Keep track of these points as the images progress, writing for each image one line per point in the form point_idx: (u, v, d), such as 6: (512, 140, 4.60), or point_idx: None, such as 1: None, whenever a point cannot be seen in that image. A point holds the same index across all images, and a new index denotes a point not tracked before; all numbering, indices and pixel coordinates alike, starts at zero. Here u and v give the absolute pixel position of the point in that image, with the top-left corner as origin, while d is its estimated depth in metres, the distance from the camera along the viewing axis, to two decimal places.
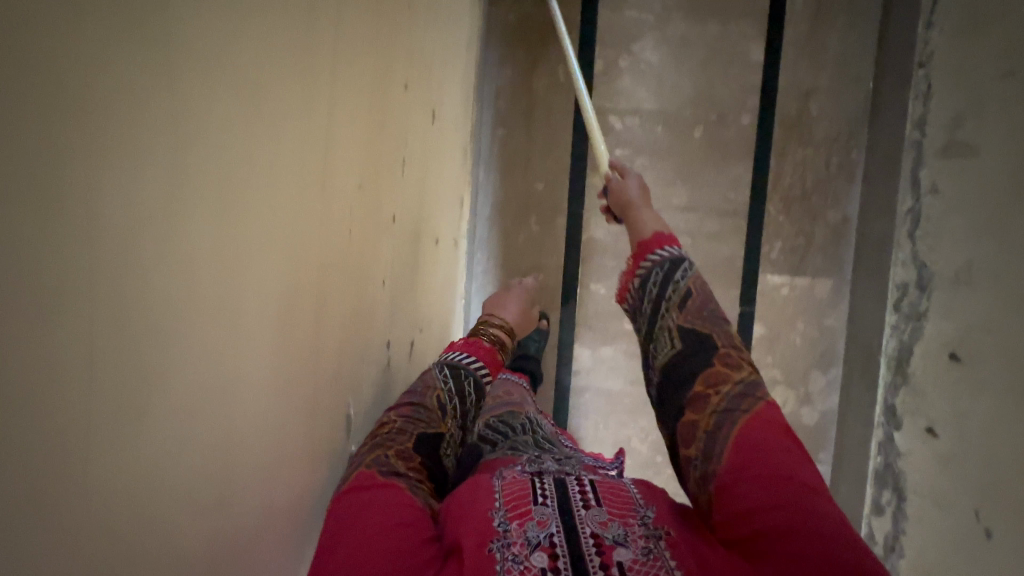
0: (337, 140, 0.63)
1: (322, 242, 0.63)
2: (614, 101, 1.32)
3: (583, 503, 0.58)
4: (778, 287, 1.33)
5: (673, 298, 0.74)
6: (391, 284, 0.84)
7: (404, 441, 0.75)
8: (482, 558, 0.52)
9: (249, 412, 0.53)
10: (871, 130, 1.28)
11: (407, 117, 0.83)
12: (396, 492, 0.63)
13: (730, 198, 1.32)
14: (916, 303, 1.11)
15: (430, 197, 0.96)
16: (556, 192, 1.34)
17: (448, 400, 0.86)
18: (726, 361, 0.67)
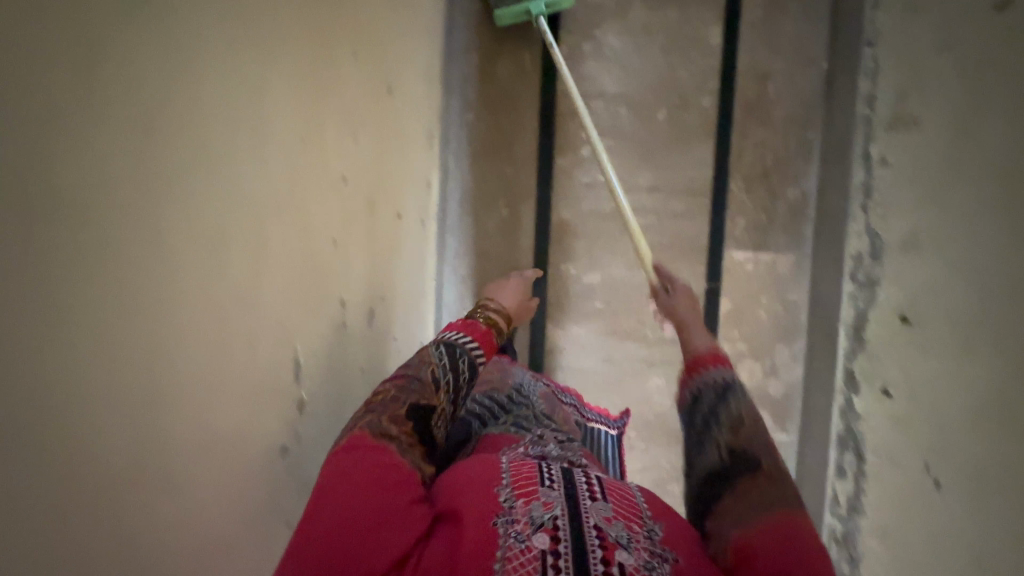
0: (300, 129, 0.70)
1: (260, 209, 0.65)
2: (579, 86, 1.35)
3: (590, 495, 0.63)
4: (742, 263, 1.37)
5: (727, 423, 0.67)
6: (345, 252, 0.85)
7: (396, 407, 0.71)
8: (485, 530, 0.56)
9: (188, 375, 0.56)
10: (827, 108, 1.32)
11: (356, 90, 0.83)
12: (388, 456, 0.63)
13: (693, 178, 1.36)
14: (871, 271, 1.15)
15: (392, 177, 0.99)
16: (523, 175, 1.36)
17: (443, 374, 0.80)
18: (771, 479, 0.61)
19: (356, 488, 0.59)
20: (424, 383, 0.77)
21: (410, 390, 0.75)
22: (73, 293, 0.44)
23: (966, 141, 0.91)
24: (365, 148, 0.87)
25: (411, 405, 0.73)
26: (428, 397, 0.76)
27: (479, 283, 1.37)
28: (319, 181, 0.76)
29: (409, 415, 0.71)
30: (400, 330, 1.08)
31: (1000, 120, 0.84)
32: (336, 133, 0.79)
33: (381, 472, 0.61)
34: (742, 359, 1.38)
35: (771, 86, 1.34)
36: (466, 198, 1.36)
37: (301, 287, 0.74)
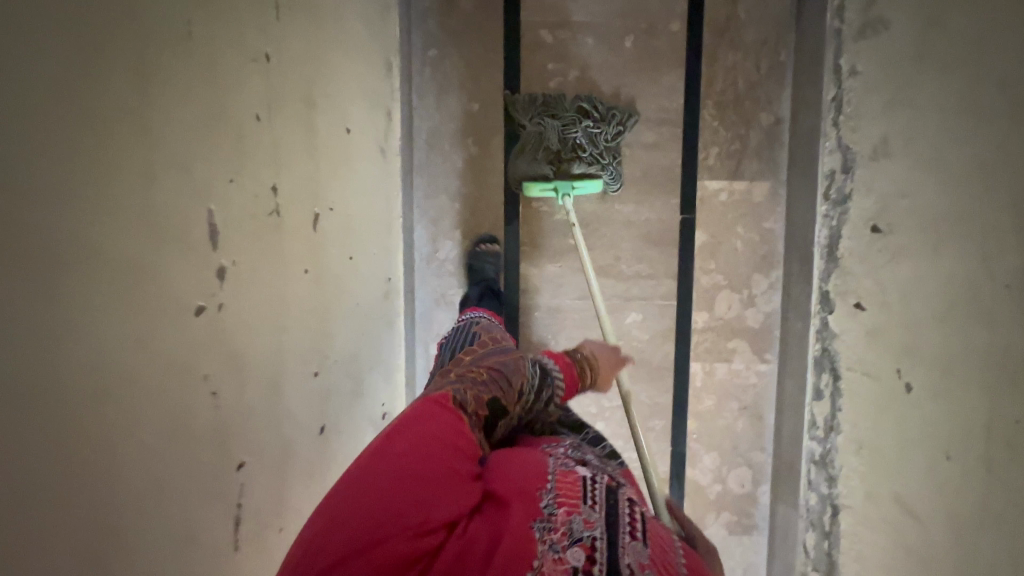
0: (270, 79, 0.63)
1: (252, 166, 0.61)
2: (544, 16, 1.31)
3: (631, 532, 0.59)
4: (717, 193, 1.35)
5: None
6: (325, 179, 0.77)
7: (483, 391, 0.74)
8: (524, 532, 0.57)
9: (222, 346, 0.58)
10: (797, 28, 1.28)
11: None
12: (460, 423, 0.67)
13: (665, 107, 1.33)
14: (842, 187, 1.08)
15: (357, 92, 0.90)
16: (491, 112, 1.33)
17: (528, 393, 0.79)
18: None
19: (421, 445, 0.62)
20: (511, 388, 0.77)
21: (499, 386, 0.76)
22: (131, 304, 0.47)
23: (948, 33, 0.90)
24: (330, 51, 0.77)
25: (492, 398, 0.75)
26: (507, 401, 0.76)
27: (451, 224, 1.35)
28: (244, 110, 0.59)
29: (489, 403, 0.73)
30: (374, 254, 1.01)
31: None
32: (251, 35, 0.60)
33: (447, 438, 0.64)
34: (720, 291, 1.36)
35: (741, 9, 1.31)
36: (432, 137, 1.33)
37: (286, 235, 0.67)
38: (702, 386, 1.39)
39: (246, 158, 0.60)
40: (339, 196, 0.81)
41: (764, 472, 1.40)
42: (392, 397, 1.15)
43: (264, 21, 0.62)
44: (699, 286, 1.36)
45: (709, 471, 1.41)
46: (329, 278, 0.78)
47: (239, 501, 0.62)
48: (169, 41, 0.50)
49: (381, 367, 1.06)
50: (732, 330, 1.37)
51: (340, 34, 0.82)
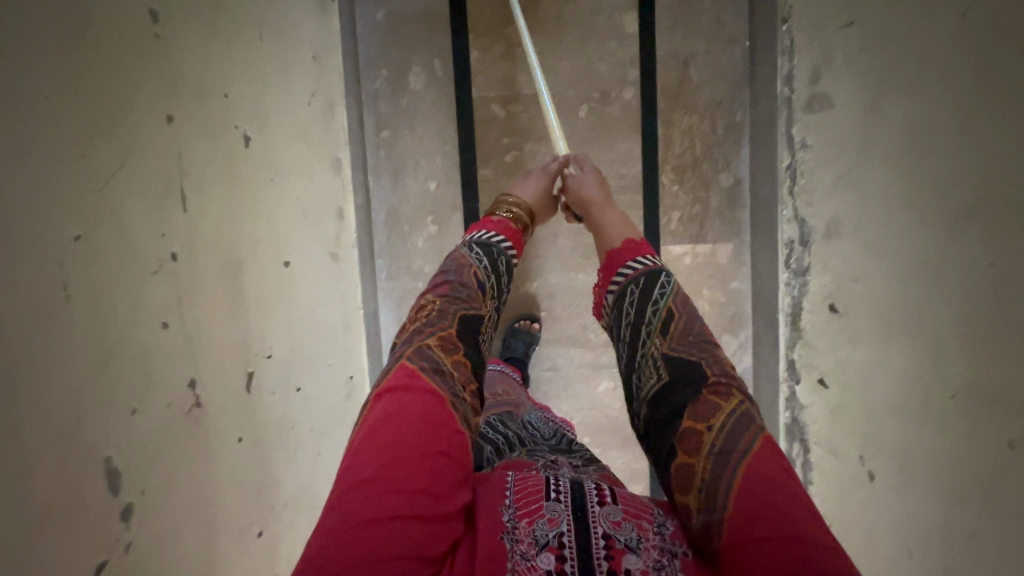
0: (186, 268, 0.60)
1: (175, 369, 0.57)
2: (496, 90, 1.30)
3: (598, 501, 0.63)
4: (680, 257, 1.34)
5: (655, 321, 0.76)
6: (261, 332, 0.74)
7: (445, 324, 0.77)
8: (494, 543, 0.59)
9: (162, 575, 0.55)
10: (752, 89, 1.26)
11: (253, 158, 0.75)
12: (438, 410, 0.64)
13: (623, 174, 1.32)
14: (801, 258, 1.08)
15: (295, 217, 0.88)
16: (449, 188, 1.32)
17: (484, 279, 0.88)
18: (716, 391, 0.66)
19: (396, 443, 0.60)
20: (467, 291, 0.84)
21: (456, 300, 0.81)
22: None
23: (887, 124, 0.88)
24: (258, 196, 0.75)
25: (459, 321, 0.79)
26: (475, 304, 0.83)
27: (415, 303, 1.34)
28: (148, 325, 0.54)
29: (458, 337, 0.76)
30: (327, 373, 0.99)
31: (940, 89, 0.81)
32: (148, 244, 0.55)
33: (418, 429, 0.62)
34: None
35: (694, 71, 1.29)
36: (392, 218, 1.32)
37: (227, 410, 0.65)
38: None
39: (153, 378, 0.55)
40: (278, 335, 0.79)
41: None
42: None
43: (165, 221, 0.57)
44: None
45: None
46: (275, 424, 0.76)
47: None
48: (54, 302, 0.46)
49: None
50: None
51: (273, 170, 0.81)
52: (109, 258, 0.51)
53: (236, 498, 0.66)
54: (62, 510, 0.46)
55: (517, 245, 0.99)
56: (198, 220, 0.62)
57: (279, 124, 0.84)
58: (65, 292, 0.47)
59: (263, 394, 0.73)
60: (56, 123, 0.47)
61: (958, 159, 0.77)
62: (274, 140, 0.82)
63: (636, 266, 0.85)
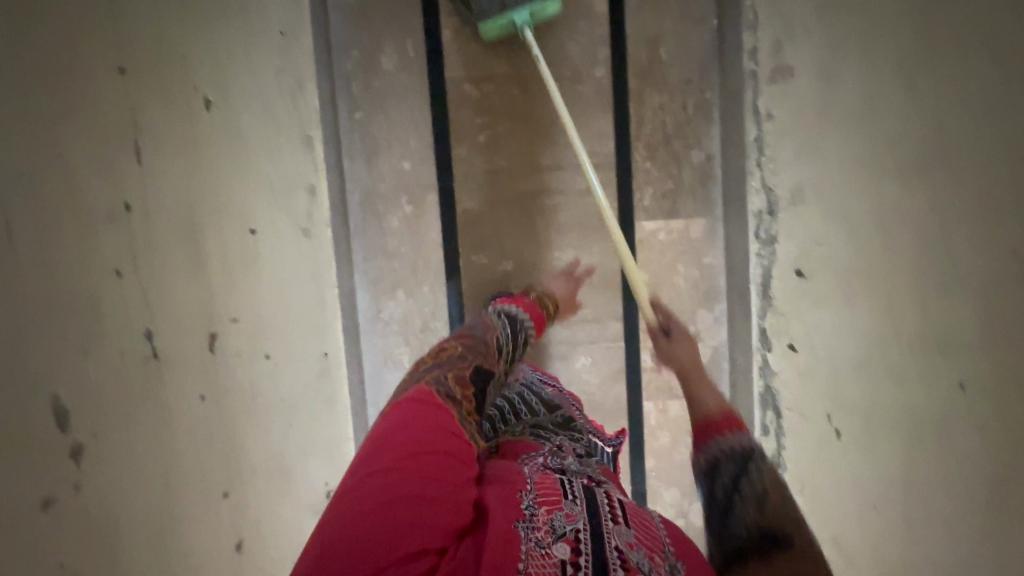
0: (139, 213, 0.58)
1: (130, 316, 0.55)
2: (467, 70, 1.31)
3: (612, 518, 0.64)
4: (654, 232, 1.36)
5: (750, 496, 0.62)
6: (222, 293, 0.73)
7: (463, 368, 0.76)
8: (509, 531, 0.58)
9: (125, 515, 0.53)
10: (720, 65, 1.28)
11: (209, 117, 0.74)
12: (450, 420, 0.66)
13: (596, 151, 1.34)
14: (769, 228, 1.11)
15: (261, 187, 0.88)
16: (423, 168, 1.32)
17: (504, 344, 0.89)
18: (800, 557, 0.57)
19: (409, 448, 0.61)
20: (486, 348, 0.84)
21: (475, 354, 0.81)
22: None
23: (838, 87, 0.90)
24: (218, 160, 0.75)
25: (474, 368, 0.78)
26: (490, 361, 0.82)
27: (392, 283, 1.34)
28: (98, 269, 0.52)
29: (473, 378, 0.76)
30: (301, 346, 1.00)
31: (889, 46, 0.82)
32: (102, 189, 0.54)
33: (433, 438, 0.62)
34: None
35: (663, 50, 1.31)
36: (367, 200, 1.33)
37: (183, 364, 0.63)
38: (657, 424, 1.39)
39: (103, 322, 0.52)
40: (243, 300, 0.79)
41: None
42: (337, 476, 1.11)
43: (111, 162, 0.55)
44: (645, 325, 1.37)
45: (671, 506, 1.41)
46: (238, 388, 0.75)
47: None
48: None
49: (319, 448, 1.05)
50: None
51: (234, 136, 0.80)
52: (54, 191, 0.48)
53: (195, 454, 0.65)
54: (12, 441, 0.42)
55: (538, 326, 1.03)
56: (152, 173, 0.61)
57: (242, 93, 0.84)
58: (8, 216, 0.43)
59: (222, 356, 0.72)
60: (12, 53, 0.46)
61: (905, 114, 0.78)
62: (237, 108, 0.82)
63: (735, 436, 0.68)
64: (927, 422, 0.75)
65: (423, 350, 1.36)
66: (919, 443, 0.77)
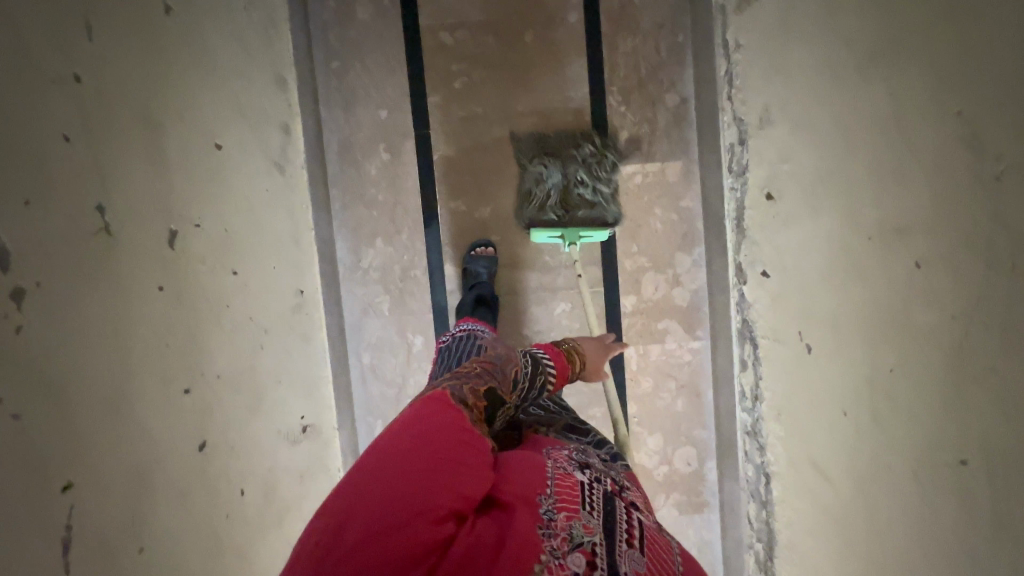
0: (91, 94, 0.59)
1: (80, 188, 0.56)
2: (442, 18, 1.32)
3: (628, 540, 0.61)
4: (631, 177, 1.36)
5: None
6: (184, 198, 0.74)
7: (478, 382, 0.73)
8: (528, 539, 0.56)
9: (75, 372, 0.54)
10: (691, 8, 1.30)
11: (170, 26, 0.75)
12: (462, 419, 0.64)
13: (571, 97, 1.35)
14: (740, 157, 1.11)
15: (229, 110, 0.89)
16: (400, 116, 1.34)
17: (523, 379, 0.79)
18: None
19: (434, 436, 0.60)
20: (504, 379, 0.76)
21: (491, 377, 0.75)
22: None
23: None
24: (181, 71, 0.76)
25: (487, 389, 0.73)
26: (501, 392, 0.75)
27: (371, 232, 1.35)
28: (47, 133, 0.53)
29: (486, 394, 0.72)
30: (274, 275, 1.00)
31: None
32: (52, 56, 0.55)
33: (459, 433, 0.61)
34: (645, 273, 1.37)
35: None
36: (344, 148, 1.33)
37: (140, 253, 0.64)
38: (638, 369, 1.39)
39: (49, 185, 0.53)
40: (208, 210, 0.80)
41: (708, 449, 1.39)
42: (314, 413, 1.12)
43: (66, 40, 0.57)
44: (623, 270, 1.37)
45: (655, 453, 1.41)
46: (203, 293, 0.76)
47: (69, 523, 0.53)
48: None
49: (295, 381, 1.05)
50: (662, 310, 1.38)
51: (198, 51, 0.82)
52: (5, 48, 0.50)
53: (155, 341, 0.66)
54: None
55: (560, 379, 0.85)
56: (106, 58, 0.62)
57: (206, 13, 0.86)
58: None
59: (185, 259, 0.73)
60: None
61: (854, 12, 0.79)
62: (202, 26, 0.84)
63: None
64: (886, 311, 0.76)
65: (403, 299, 1.36)
66: (878, 336, 0.77)
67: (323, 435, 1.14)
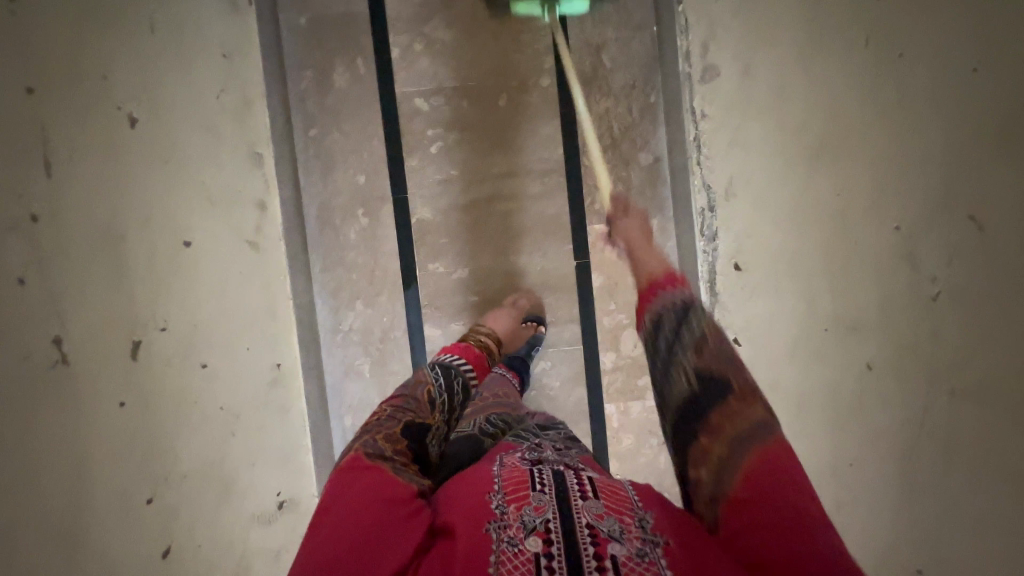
0: (47, 232, 0.62)
1: (33, 326, 0.59)
2: (416, 85, 1.35)
3: (581, 494, 0.62)
4: (607, 235, 1.37)
5: (690, 343, 0.70)
6: (151, 302, 0.76)
7: (392, 426, 0.79)
8: (478, 535, 0.57)
9: (34, 506, 0.58)
10: (662, 71, 1.32)
11: (138, 139, 0.78)
12: (380, 474, 0.65)
13: (546, 157, 1.36)
14: (710, 224, 1.06)
15: (198, 201, 0.91)
16: (378, 181, 1.36)
17: (438, 395, 0.94)
18: (740, 397, 0.64)
19: (349, 512, 0.61)
20: (418, 405, 0.88)
21: (405, 411, 0.85)
22: None
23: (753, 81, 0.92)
24: (150, 179, 0.80)
25: (404, 424, 0.81)
26: (422, 415, 0.86)
27: (351, 295, 1.36)
28: (6, 277, 0.57)
29: (402, 434, 0.78)
30: (248, 359, 1.01)
31: (787, 43, 0.85)
32: (10, 203, 0.58)
33: (369, 493, 0.63)
34: (624, 330, 1.37)
35: (606, 56, 1.35)
36: (323, 213, 1.35)
37: (95, 378, 0.66)
38: (620, 426, 1.39)
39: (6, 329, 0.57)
40: (176, 309, 0.81)
41: None
42: (291, 484, 1.11)
43: (27, 183, 0.60)
44: (602, 327, 1.38)
45: None
46: (168, 394, 0.78)
47: None
48: None
49: (270, 458, 1.05)
50: (640, 366, 1.38)
51: (168, 155, 0.84)
52: None
53: (115, 457, 0.68)
54: None
55: (476, 366, 1.11)
56: (66, 190, 0.65)
57: (174, 111, 0.87)
58: None
59: (150, 369, 0.75)
60: None
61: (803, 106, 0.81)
62: (172, 126, 0.86)
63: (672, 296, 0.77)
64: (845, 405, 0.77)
65: (383, 359, 1.37)
66: (863, 436, 0.75)
67: (302, 507, 1.13)
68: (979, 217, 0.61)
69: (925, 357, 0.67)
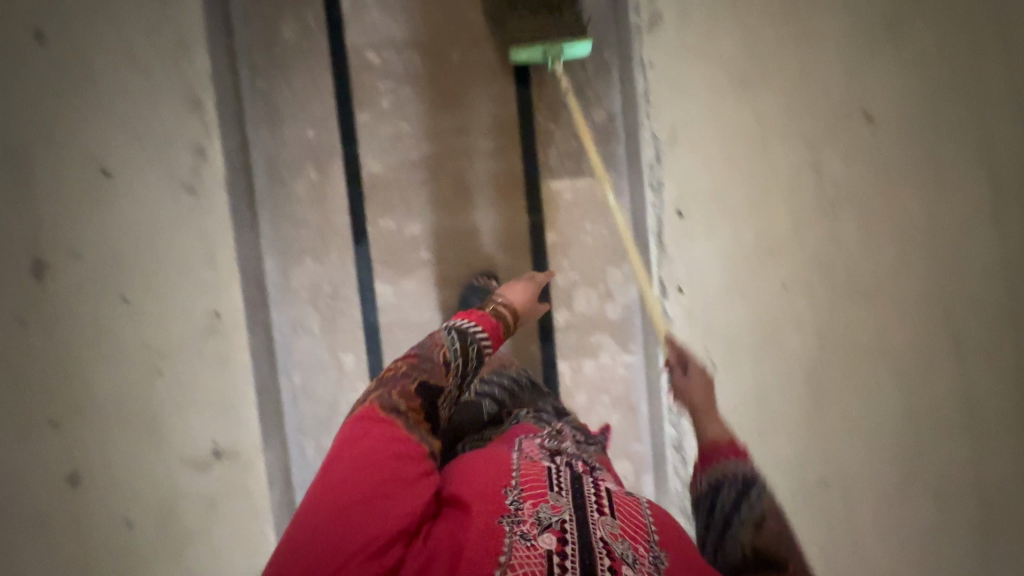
0: None
1: None
2: (367, 37, 1.33)
3: (598, 508, 0.62)
4: (561, 193, 1.36)
5: (747, 513, 0.58)
6: (60, 226, 0.76)
7: (406, 385, 0.72)
8: (494, 526, 0.58)
9: None
10: (615, 27, 1.31)
11: (52, 63, 0.80)
12: (394, 430, 0.66)
13: (499, 113, 1.35)
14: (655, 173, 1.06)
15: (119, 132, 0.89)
16: (328, 135, 1.34)
17: (453, 359, 0.78)
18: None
19: (362, 461, 0.62)
20: (435, 366, 0.76)
21: (421, 370, 0.75)
22: None
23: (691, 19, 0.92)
24: (69, 101, 0.81)
25: (419, 383, 0.74)
26: (438, 380, 0.75)
27: (300, 251, 1.34)
28: None
29: (417, 392, 0.72)
30: (179, 301, 0.97)
31: None
32: None
33: (381, 450, 0.63)
34: (576, 288, 1.37)
35: None
36: (271, 167, 1.33)
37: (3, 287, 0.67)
38: (573, 385, 1.39)
39: None
40: (85, 232, 0.80)
41: (644, 462, 1.39)
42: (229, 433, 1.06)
43: None
44: (556, 285, 1.37)
45: None
46: (74, 323, 0.76)
47: None
48: None
49: (208, 402, 1.01)
50: (592, 325, 1.38)
51: (85, 83, 0.84)
52: None
53: (32, 365, 0.70)
54: None
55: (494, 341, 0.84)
56: None
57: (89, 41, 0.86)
58: None
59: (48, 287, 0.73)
60: None
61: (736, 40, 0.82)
62: (87, 57, 0.86)
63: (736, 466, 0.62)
64: None
65: (334, 317, 1.35)
66: (792, 363, 0.80)
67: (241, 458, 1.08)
68: (869, 110, 0.66)
69: (841, 270, 0.71)
